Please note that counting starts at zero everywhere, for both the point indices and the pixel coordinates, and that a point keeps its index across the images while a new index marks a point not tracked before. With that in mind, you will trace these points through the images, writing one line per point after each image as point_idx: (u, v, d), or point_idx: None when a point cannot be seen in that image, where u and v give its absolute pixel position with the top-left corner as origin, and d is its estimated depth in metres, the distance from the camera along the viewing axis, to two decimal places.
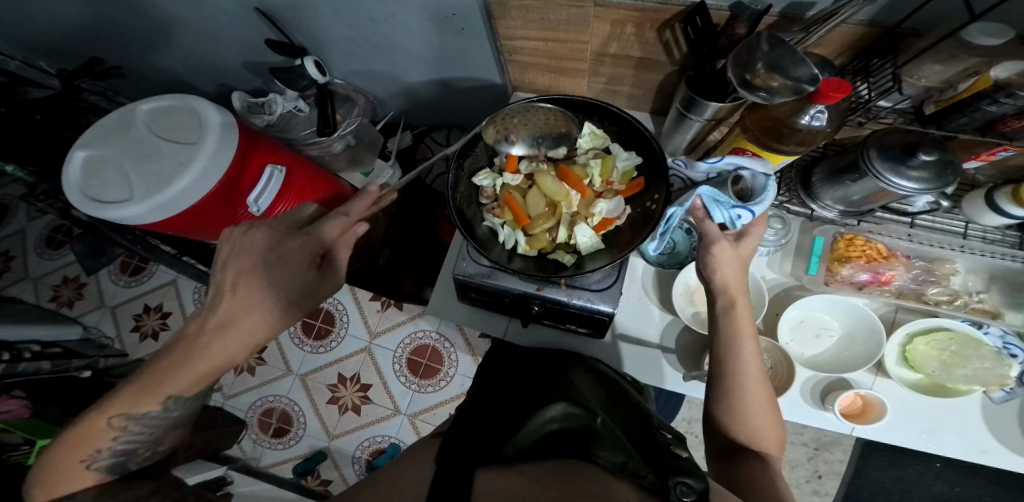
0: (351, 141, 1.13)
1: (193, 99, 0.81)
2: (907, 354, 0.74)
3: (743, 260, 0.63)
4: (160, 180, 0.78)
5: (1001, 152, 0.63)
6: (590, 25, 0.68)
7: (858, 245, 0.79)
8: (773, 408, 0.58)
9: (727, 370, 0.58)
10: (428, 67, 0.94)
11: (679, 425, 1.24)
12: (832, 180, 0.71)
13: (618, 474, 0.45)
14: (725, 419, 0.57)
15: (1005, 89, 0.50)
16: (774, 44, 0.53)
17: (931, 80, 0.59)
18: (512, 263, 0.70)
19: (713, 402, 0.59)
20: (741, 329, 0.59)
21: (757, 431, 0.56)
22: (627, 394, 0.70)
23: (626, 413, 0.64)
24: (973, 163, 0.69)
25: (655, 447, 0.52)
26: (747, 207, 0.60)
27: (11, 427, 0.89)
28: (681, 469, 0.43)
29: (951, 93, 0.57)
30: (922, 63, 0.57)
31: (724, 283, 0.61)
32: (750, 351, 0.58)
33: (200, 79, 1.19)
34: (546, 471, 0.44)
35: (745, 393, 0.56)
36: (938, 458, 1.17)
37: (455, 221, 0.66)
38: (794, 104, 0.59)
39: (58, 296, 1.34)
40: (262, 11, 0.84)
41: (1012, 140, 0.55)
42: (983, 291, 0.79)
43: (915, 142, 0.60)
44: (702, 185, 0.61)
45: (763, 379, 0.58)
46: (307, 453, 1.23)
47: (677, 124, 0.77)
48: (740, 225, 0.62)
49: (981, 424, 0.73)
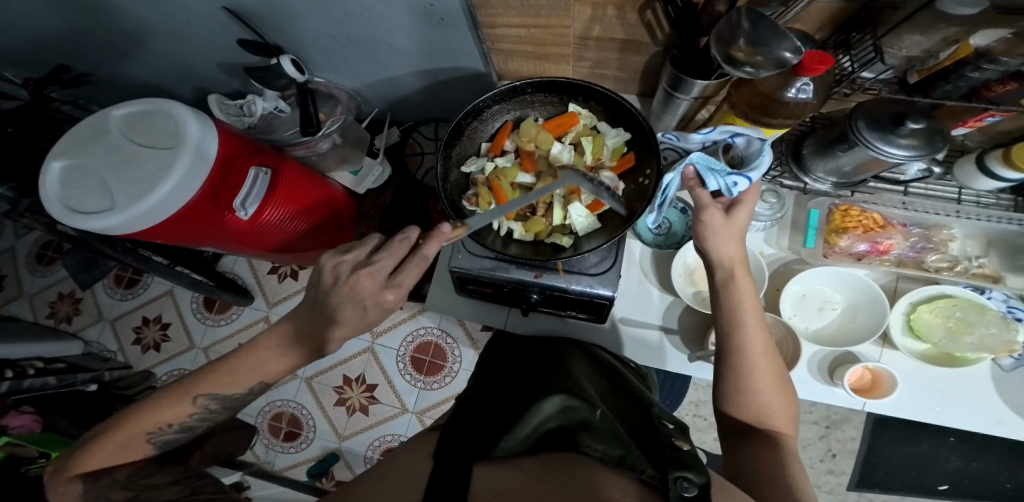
0: (336, 139, 1.08)
1: (169, 102, 0.79)
2: (912, 323, 0.72)
3: (739, 227, 0.58)
4: (135, 190, 0.75)
5: (988, 118, 0.60)
6: (571, 9, 0.65)
7: (854, 215, 0.76)
8: (785, 386, 0.53)
9: (730, 346, 0.53)
10: (410, 59, 0.91)
11: (687, 409, 1.22)
12: (823, 151, 0.69)
13: (616, 468, 0.40)
14: (730, 400, 0.52)
15: (987, 56, 0.49)
16: (755, 20, 0.49)
17: (912, 51, 0.57)
18: (508, 248, 0.67)
19: (717, 382, 0.54)
20: (742, 301, 0.54)
21: (767, 410, 0.51)
22: (628, 384, 0.63)
23: (628, 404, 0.58)
24: (962, 130, 0.66)
25: (655, 437, 0.47)
26: (744, 174, 0.57)
27: (24, 442, 0.91)
28: (684, 462, 0.38)
29: (934, 61, 0.55)
30: (902, 34, 0.55)
31: (722, 252, 0.56)
32: (755, 324, 0.53)
33: (178, 83, 1.17)
34: (537, 470, 0.40)
35: (752, 370, 0.51)
36: (952, 433, 1.16)
37: (448, 213, 0.63)
38: (779, 78, 0.57)
39: (55, 312, 1.36)
40: (230, 10, 0.81)
41: (998, 105, 0.53)
42: (982, 256, 0.76)
43: (905, 111, 0.57)
44: (696, 153, 0.58)
45: (771, 353, 0.53)
46: (319, 454, 1.24)
47: (665, 103, 0.73)
48: (736, 193, 0.58)
49: (992, 394, 0.70)
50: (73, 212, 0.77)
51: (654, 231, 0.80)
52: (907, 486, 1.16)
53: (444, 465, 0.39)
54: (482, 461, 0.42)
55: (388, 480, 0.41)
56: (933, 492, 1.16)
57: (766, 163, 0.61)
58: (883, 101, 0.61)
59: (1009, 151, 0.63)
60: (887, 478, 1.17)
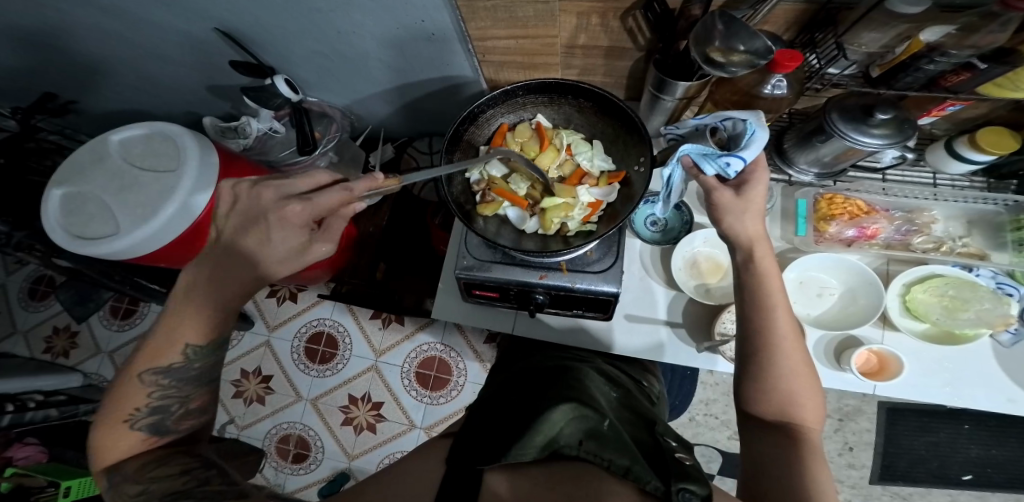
0: (332, 158, 1.12)
1: (170, 126, 0.80)
2: (908, 304, 0.74)
3: (756, 204, 0.57)
4: (134, 217, 0.76)
5: (950, 107, 0.65)
6: (557, 19, 0.67)
7: (839, 203, 0.78)
8: (812, 375, 0.53)
9: (758, 325, 0.53)
10: (399, 74, 0.93)
11: (697, 408, 1.23)
12: (803, 144, 0.72)
13: (620, 478, 0.40)
14: (754, 384, 0.52)
15: (938, 49, 0.53)
16: (728, 22, 0.53)
17: (872, 46, 0.61)
18: (514, 240, 0.69)
19: (742, 366, 0.54)
20: (766, 282, 0.55)
21: (792, 399, 0.51)
22: (635, 401, 0.62)
23: (638, 415, 0.56)
24: (927, 119, 0.70)
25: (656, 449, 0.47)
26: (735, 154, 0.56)
27: (34, 471, 0.89)
28: (685, 472, 0.40)
29: (893, 56, 0.59)
30: (860, 32, 0.59)
31: (740, 231, 0.57)
32: (781, 309, 0.54)
33: (170, 108, 1.18)
34: (548, 477, 0.40)
35: (778, 354, 0.52)
36: (967, 420, 1.19)
37: (453, 210, 0.62)
38: (757, 76, 0.63)
39: (50, 347, 1.33)
40: (222, 31, 0.84)
41: (954, 93, 0.58)
42: (965, 236, 0.78)
43: (873, 102, 0.61)
44: (687, 143, 0.59)
45: (797, 340, 0.53)
46: (328, 475, 1.22)
47: (651, 106, 0.76)
48: (733, 173, 0.58)
49: (998, 371, 0.72)
50: (77, 239, 0.77)
51: (651, 227, 0.83)
52: (931, 477, 1.17)
53: (465, 475, 0.41)
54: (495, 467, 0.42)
55: (408, 481, 0.42)
56: (958, 483, 1.17)
57: (758, 139, 0.57)
58: (852, 94, 0.65)
59: (975, 135, 0.67)
60: (909, 469, 1.17)
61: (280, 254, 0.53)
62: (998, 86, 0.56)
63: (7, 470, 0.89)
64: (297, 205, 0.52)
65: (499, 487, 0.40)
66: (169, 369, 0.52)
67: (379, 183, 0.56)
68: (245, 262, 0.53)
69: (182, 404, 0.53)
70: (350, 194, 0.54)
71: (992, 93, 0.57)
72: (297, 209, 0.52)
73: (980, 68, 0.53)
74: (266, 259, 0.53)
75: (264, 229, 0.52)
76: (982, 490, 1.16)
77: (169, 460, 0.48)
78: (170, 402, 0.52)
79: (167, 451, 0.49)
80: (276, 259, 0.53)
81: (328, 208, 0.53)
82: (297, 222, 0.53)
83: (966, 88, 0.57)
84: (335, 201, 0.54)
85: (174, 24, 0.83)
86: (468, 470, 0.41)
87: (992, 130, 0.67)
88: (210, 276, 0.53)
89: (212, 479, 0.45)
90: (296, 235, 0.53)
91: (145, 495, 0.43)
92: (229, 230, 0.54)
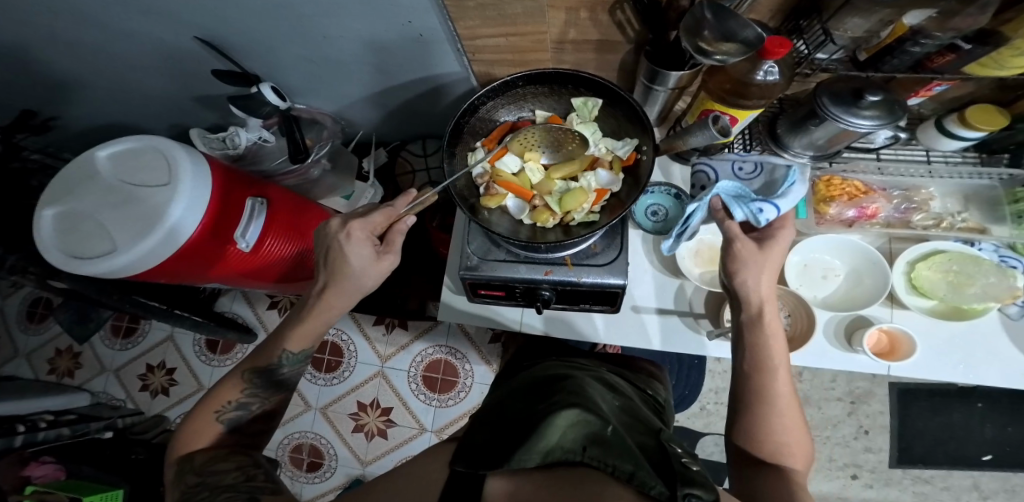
0: (327, 165, 1.12)
1: (159, 138, 0.81)
2: (913, 280, 0.74)
3: (772, 264, 0.57)
4: (133, 231, 0.76)
5: (937, 87, 0.65)
6: (545, 15, 0.67)
7: (837, 184, 0.78)
8: (802, 429, 0.53)
9: (752, 380, 0.53)
10: (390, 76, 0.92)
11: (707, 397, 1.22)
12: (797, 128, 0.72)
13: (624, 483, 0.38)
14: (747, 427, 0.52)
15: (921, 32, 0.53)
16: (717, 12, 0.52)
17: (856, 32, 0.60)
18: (518, 232, 0.70)
19: (736, 411, 0.54)
20: (768, 344, 0.54)
21: (782, 451, 0.51)
22: (639, 410, 0.61)
23: (640, 423, 0.55)
24: (916, 99, 0.70)
25: (661, 454, 0.47)
26: (767, 202, 0.61)
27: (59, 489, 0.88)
28: (689, 478, 0.39)
29: (878, 40, 0.59)
30: (845, 18, 0.58)
31: (753, 292, 0.55)
32: (781, 370, 0.54)
33: (157, 121, 1.18)
34: (550, 485, 0.39)
35: (771, 409, 0.52)
36: (980, 399, 1.19)
37: (455, 200, 0.63)
38: (748, 64, 0.63)
39: (55, 368, 1.34)
40: (202, 39, 0.84)
41: (941, 74, 0.58)
42: (963, 211, 0.78)
43: (861, 85, 0.61)
44: (722, 187, 0.66)
45: (795, 407, 0.53)
46: (343, 482, 1.22)
47: (643, 97, 0.76)
48: (765, 221, 0.61)
49: (1008, 344, 0.71)
50: (76, 258, 0.77)
51: (652, 218, 0.82)
52: (950, 459, 1.16)
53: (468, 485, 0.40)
54: (497, 473, 0.41)
55: (406, 484, 0.43)
56: (977, 463, 1.16)
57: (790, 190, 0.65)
58: (839, 78, 0.64)
59: (964, 113, 0.67)
60: (927, 452, 1.17)
61: (357, 278, 0.57)
62: (982, 65, 0.56)
63: (28, 488, 0.88)
64: (358, 224, 0.56)
65: (496, 491, 0.40)
66: (264, 370, 0.58)
67: (416, 197, 0.59)
68: (344, 286, 0.57)
69: (262, 403, 0.58)
70: (396, 212, 0.58)
71: (976, 72, 0.57)
72: (359, 225, 0.56)
73: (964, 49, 0.54)
74: (372, 274, 0.57)
75: (339, 252, 0.56)
76: (1003, 470, 1.16)
77: (229, 455, 0.50)
78: (254, 399, 0.57)
79: (227, 449, 0.51)
80: (359, 282, 0.57)
81: (382, 224, 0.57)
82: (362, 237, 0.56)
83: (952, 69, 0.57)
84: (386, 218, 0.57)
85: (161, 37, 0.83)
86: (472, 475, 0.41)
87: (981, 108, 0.67)
88: (293, 315, 0.59)
89: (243, 480, 0.45)
90: (366, 249, 0.56)
91: (201, 486, 0.45)
92: (320, 259, 0.58)
